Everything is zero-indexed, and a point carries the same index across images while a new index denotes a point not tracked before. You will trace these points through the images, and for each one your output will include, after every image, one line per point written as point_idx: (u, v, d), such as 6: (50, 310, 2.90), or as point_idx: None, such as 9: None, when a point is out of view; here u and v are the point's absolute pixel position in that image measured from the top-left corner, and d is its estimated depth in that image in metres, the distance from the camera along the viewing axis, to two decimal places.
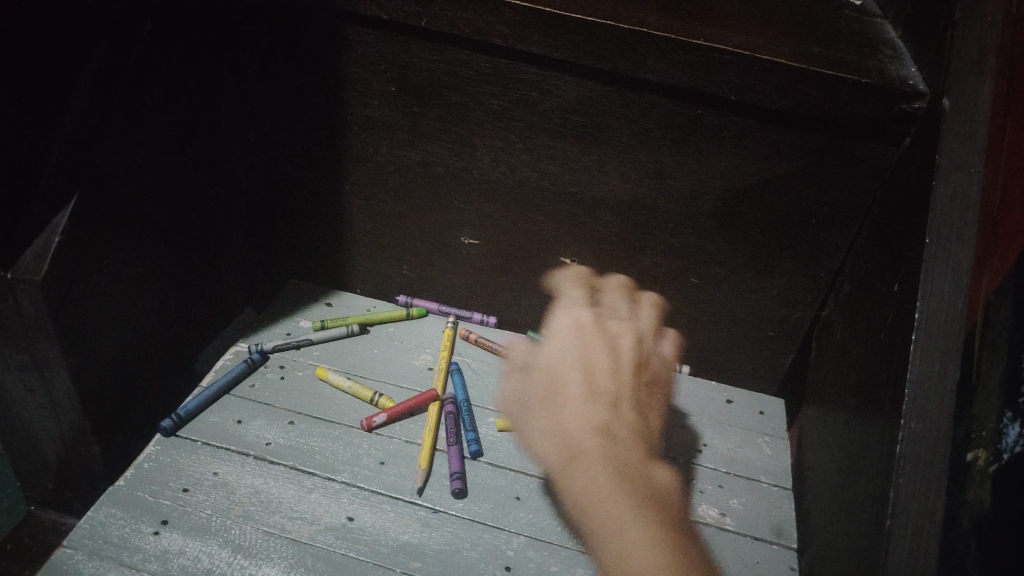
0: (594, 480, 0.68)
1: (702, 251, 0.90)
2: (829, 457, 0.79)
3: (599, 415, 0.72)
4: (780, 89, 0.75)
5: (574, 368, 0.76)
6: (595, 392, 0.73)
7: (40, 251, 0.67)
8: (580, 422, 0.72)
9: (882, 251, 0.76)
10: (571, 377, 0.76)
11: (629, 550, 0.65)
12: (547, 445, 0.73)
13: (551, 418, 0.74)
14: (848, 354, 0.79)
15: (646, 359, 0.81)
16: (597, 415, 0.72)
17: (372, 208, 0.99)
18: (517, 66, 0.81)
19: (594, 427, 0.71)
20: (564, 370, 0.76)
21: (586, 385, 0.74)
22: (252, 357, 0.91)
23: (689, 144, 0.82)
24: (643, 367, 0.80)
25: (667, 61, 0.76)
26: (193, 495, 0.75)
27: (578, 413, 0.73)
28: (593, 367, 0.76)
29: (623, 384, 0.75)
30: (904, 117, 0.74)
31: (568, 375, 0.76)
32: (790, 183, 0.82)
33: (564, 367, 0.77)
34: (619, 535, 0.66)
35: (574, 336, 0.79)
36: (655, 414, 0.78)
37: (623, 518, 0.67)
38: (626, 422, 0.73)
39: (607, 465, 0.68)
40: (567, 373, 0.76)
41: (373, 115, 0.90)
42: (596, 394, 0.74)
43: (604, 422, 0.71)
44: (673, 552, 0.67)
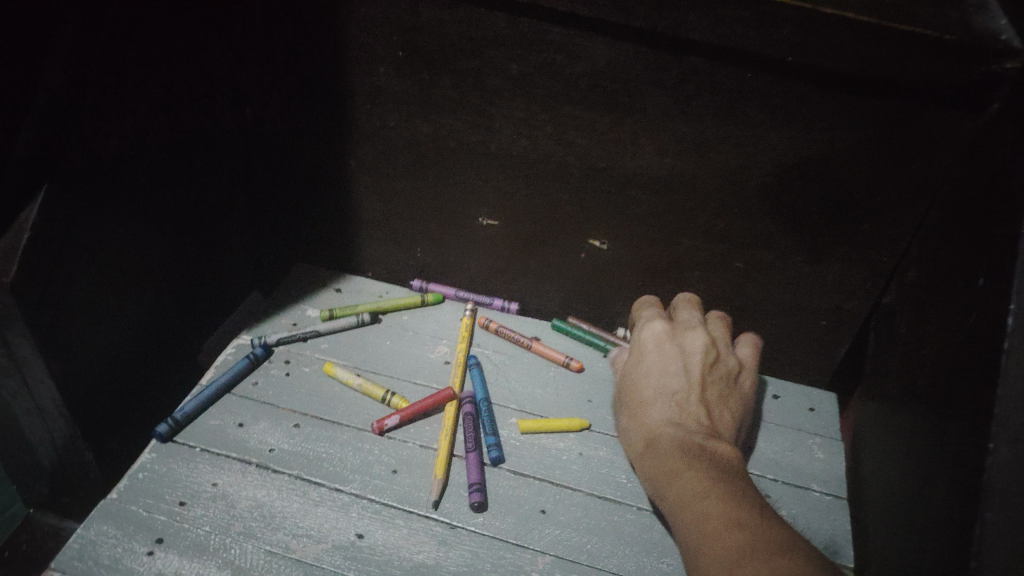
0: (662, 455, 0.68)
1: (747, 233, 0.81)
2: (892, 468, 0.70)
3: (666, 412, 0.72)
4: (847, 49, 0.64)
5: (648, 374, 0.77)
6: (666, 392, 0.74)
7: (8, 249, 0.60)
8: (653, 420, 0.72)
9: (958, 238, 0.66)
10: (645, 385, 0.76)
11: (686, 498, 0.62)
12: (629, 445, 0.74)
13: (628, 423, 0.75)
14: (915, 353, 0.70)
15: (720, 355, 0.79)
16: (665, 411, 0.72)
17: (381, 187, 0.91)
18: (539, 25, 0.71)
19: (662, 422, 0.71)
20: (639, 379, 0.77)
21: (658, 389, 0.75)
22: (255, 352, 0.85)
23: (737, 113, 0.72)
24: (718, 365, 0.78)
25: (713, 18, 0.65)
26: (190, 510, 0.69)
27: (649, 412, 0.73)
28: (667, 372, 0.76)
29: (695, 380, 0.75)
30: (994, 79, 0.63)
31: (642, 382, 0.77)
32: (851, 157, 0.72)
33: (640, 375, 0.78)
34: (677, 489, 0.64)
35: (649, 342, 0.80)
36: (732, 412, 0.75)
37: (685, 475, 0.64)
38: (695, 414, 0.72)
39: (673, 446, 0.68)
40: (641, 380, 0.77)
41: (379, 84, 0.81)
42: (664, 397, 0.74)
43: (672, 415, 0.71)
44: (725, 488, 0.61)
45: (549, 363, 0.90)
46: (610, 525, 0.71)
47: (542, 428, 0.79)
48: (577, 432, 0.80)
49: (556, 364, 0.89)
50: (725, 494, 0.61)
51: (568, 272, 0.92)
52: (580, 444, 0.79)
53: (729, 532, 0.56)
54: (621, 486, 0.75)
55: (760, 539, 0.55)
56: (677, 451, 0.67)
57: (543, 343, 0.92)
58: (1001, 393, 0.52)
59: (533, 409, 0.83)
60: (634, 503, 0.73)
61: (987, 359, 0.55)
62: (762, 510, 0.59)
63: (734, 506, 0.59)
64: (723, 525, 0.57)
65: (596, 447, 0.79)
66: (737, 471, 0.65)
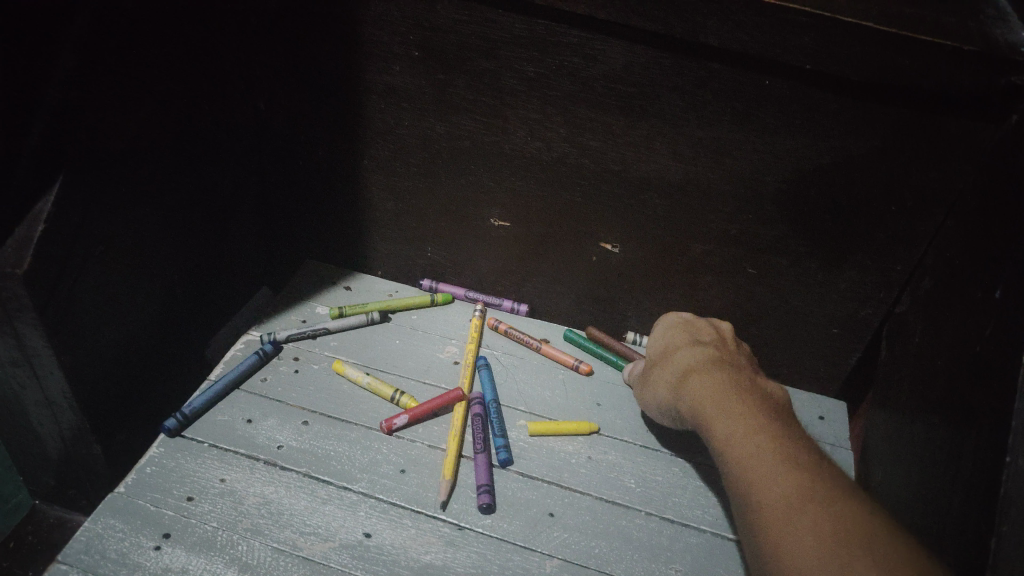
0: (706, 382, 0.68)
1: (760, 239, 0.81)
2: (903, 480, 0.70)
3: (705, 356, 0.73)
4: (867, 57, 0.64)
5: (679, 340, 0.79)
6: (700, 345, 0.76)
7: (23, 241, 0.60)
8: (688, 361, 0.73)
9: (974, 248, 0.65)
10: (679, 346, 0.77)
11: (737, 424, 0.61)
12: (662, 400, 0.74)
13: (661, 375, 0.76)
14: (927, 363, 0.70)
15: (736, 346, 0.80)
16: (701, 355, 0.74)
17: (393, 185, 0.91)
18: (557, 28, 0.71)
19: (701, 363, 0.72)
20: (670, 342, 0.79)
21: (692, 345, 0.76)
22: (264, 349, 0.85)
23: (753, 119, 0.72)
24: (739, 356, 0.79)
25: (732, 22, 0.65)
26: (198, 505, 0.69)
27: (685, 360, 0.74)
28: (699, 338, 0.78)
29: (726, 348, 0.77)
30: (1012, 89, 0.62)
31: (674, 346, 0.78)
32: (868, 165, 0.72)
33: (671, 338, 0.80)
34: (730, 412, 0.63)
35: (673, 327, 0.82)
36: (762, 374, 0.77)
37: (737, 403, 0.64)
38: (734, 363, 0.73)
39: (718, 380, 0.68)
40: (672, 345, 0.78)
41: (394, 83, 0.80)
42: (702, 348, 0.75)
43: (709, 357, 0.73)
44: (776, 426, 0.61)
45: (558, 366, 0.90)
46: (618, 530, 0.70)
47: (552, 431, 0.79)
48: (586, 436, 0.80)
49: (565, 367, 0.89)
50: (774, 432, 0.60)
51: (579, 274, 0.92)
52: (588, 448, 0.79)
53: (781, 457, 0.57)
54: (630, 490, 0.74)
55: (814, 478, 0.54)
56: (723, 384, 0.67)
57: (553, 345, 0.92)
58: (1021, 406, 0.52)
59: (542, 411, 0.82)
60: (643, 507, 0.73)
61: (1004, 371, 0.55)
62: (809, 444, 0.59)
63: (785, 442, 0.59)
64: (775, 458, 0.57)
65: (604, 451, 0.78)
66: (784, 412, 0.65)
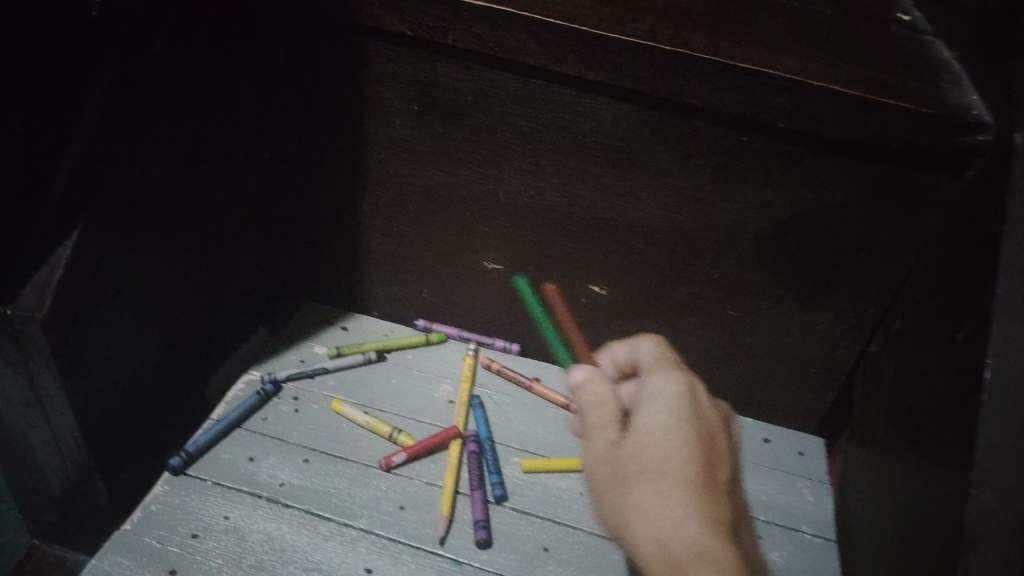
0: (683, 521, 0.56)
1: (741, 282, 0.86)
2: (879, 513, 0.74)
3: (692, 455, 0.59)
4: (836, 117, 0.69)
5: (660, 405, 0.63)
6: (705, 478, 0.59)
7: (42, 284, 0.64)
8: (699, 517, 0.56)
9: (938, 294, 0.70)
10: (654, 418, 0.62)
11: None
12: (611, 491, 0.61)
13: (653, 506, 0.58)
14: (898, 401, 0.74)
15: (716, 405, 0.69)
16: (684, 451, 0.59)
17: (391, 230, 0.94)
18: (550, 87, 0.76)
19: (683, 472, 0.59)
20: (670, 445, 0.60)
21: (674, 423, 0.61)
22: (265, 389, 0.88)
23: (732, 171, 0.77)
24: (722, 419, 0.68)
25: (713, 85, 0.70)
26: (203, 542, 0.71)
27: (653, 450, 0.59)
28: (704, 457, 0.60)
29: (714, 428, 0.64)
30: (968, 149, 0.67)
31: (650, 415, 0.62)
32: (841, 214, 0.77)
33: (672, 439, 0.60)
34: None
35: (654, 378, 0.67)
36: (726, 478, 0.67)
37: (721, 559, 0.55)
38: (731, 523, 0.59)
39: (700, 518, 0.56)
40: (644, 411, 0.63)
41: (394, 134, 0.85)
42: (686, 432, 0.61)
43: (716, 509, 0.58)
44: None
45: (549, 404, 0.93)
46: (611, 563, 0.73)
47: (545, 467, 0.82)
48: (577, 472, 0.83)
49: (556, 405, 0.92)
50: None
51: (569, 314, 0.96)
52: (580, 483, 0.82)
53: None
54: None
55: None
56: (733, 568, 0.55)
57: (544, 384, 0.95)
58: (982, 442, 0.56)
59: (535, 448, 0.86)
60: None
61: (968, 413, 0.58)
62: None
63: None
64: None
65: None
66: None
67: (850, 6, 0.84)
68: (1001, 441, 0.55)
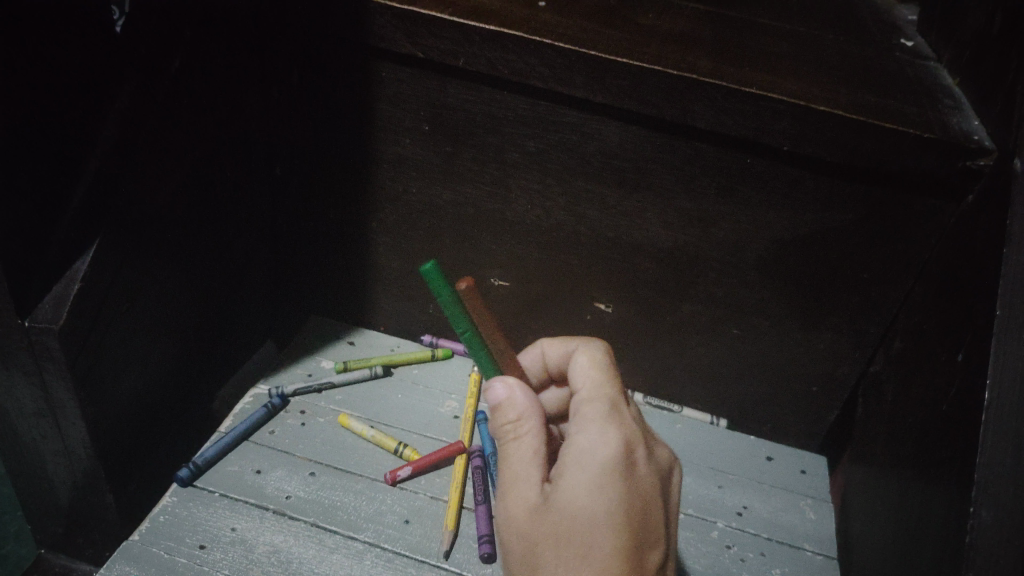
0: None
1: (744, 302, 0.87)
2: (881, 531, 0.75)
3: (613, 546, 0.52)
4: (838, 140, 0.70)
5: (585, 476, 0.54)
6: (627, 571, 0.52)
7: (59, 297, 0.66)
8: None
9: (938, 315, 0.71)
10: (577, 496, 0.54)
11: None
12: (522, 559, 0.56)
13: None
14: (899, 421, 0.75)
15: (659, 451, 0.60)
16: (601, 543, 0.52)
17: (399, 247, 0.96)
18: (558, 109, 0.77)
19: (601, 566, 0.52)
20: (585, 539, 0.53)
21: (599, 504, 0.53)
22: (273, 402, 0.89)
23: (736, 193, 0.78)
24: (662, 471, 0.59)
25: (717, 108, 0.71)
26: (210, 553, 0.72)
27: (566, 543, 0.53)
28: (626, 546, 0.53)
29: (648, 489, 0.55)
30: (967, 173, 0.68)
31: (571, 490, 0.54)
32: (843, 236, 0.78)
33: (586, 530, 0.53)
34: None
35: (585, 431, 0.57)
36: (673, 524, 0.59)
37: None
38: None
39: None
40: (564, 479, 0.55)
41: (404, 153, 0.86)
42: (611, 515, 0.53)
43: None
44: None
45: None
46: None
47: None
48: None
49: None
50: None
51: (573, 331, 0.97)
52: None
53: None
54: None
55: None
56: None
57: None
58: (982, 462, 0.56)
59: None
60: None
61: (967, 433, 0.59)
62: None
63: None
64: None
65: None
66: None
67: (853, 33, 0.86)
68: (1001, 460, 0.56)
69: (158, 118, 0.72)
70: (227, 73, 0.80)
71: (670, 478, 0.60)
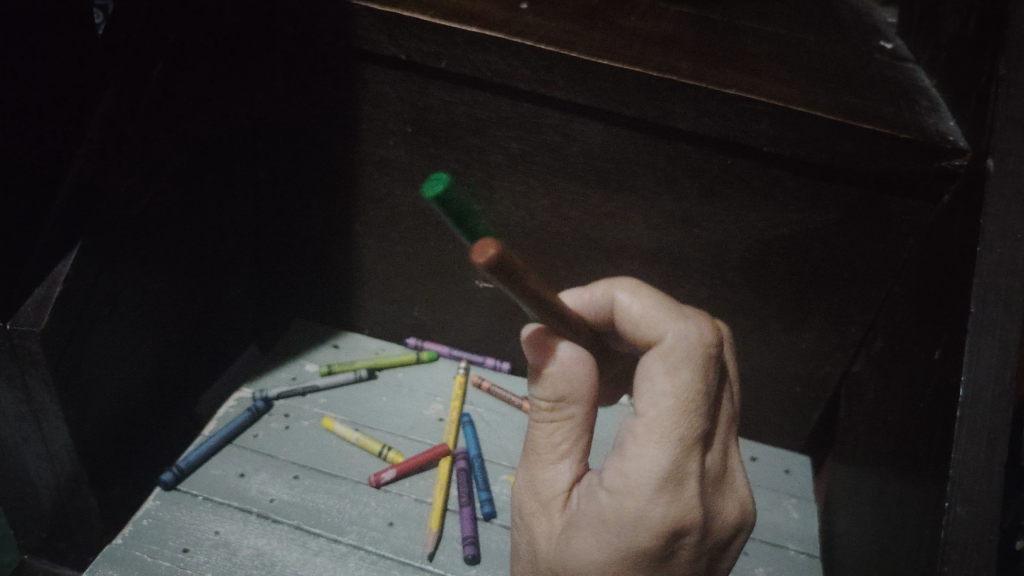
0: None
1: (727, 303, 0.88)
2: (861, 528, 0.76)
3: None
4: (817, 141, 0.71)
5: (603, 538, 0.48)
6: None
7: (42, 300, 0.67)
8: None
9: (915, 315, 0.72)
10: (585, 550, 0.49)
11: None
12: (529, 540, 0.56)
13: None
14: (879, 420, 0.76)
15: (719, 507, 0.50)
16: None
17: (384, 249, 0.96)
18: (541, 110, 0.78)
19: None
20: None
21: (602, 569, 0.49)
22: (256, 406, 0.89)
23: (718, 194, 0.79)
24: (714, 533, 0.50)
25: (698, 110, 0.72)
26: (194, 557, 0.73)
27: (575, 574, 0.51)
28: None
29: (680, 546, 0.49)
30: (943, 174, 0.69)
31: (585, 546, 0.49)
32: (824, 236, 0.79)
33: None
34: None
35: (620, 498, 0.47)
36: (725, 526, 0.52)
37: None
38: None
39: None
40: (582, 531, 0.49)
41: (388, 155, 0.86)
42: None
43: None
44: None
45: None
46: None
47: None
48: None
49: None
50: None
51: None
52: None
53: None
54: None
55: None
56: None
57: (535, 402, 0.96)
58: (957, 457, 0.57)
59: None
60: None
61: (942, 429, 0.60)
62: None
63: None
64: None
65: None
66: None
67: (834, 35, 0.86)
68: (974, 455, 0.57)
69: (139, 121, 0.73)
70: (210, 75, 0.80)
71: (727, 530, 0.51)
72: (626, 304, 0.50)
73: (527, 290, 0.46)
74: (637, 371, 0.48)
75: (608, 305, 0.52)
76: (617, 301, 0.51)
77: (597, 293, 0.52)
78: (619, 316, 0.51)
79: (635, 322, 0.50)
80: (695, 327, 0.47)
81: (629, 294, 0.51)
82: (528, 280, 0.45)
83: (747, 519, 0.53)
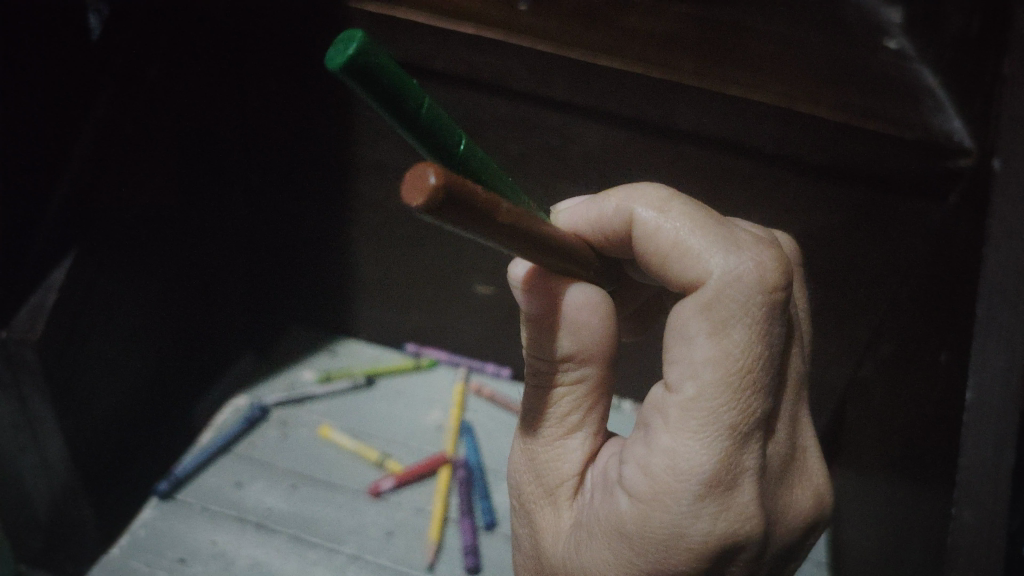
0: None
1: None
2: (869, 532, 0.75)
3: None
4: (819, 142, 0.70)
5: (635, 545, 0.46)
6: None
7: (37, 308, 0.67)
8: None
9: (922, 318, 0.71)
10: (600, 563, 0.48)
11: None
12: (531, 539, 0.54)
13: None
14: (886, 425, 0.75)
15: (779, 504, 0.48)
16: None
17: (381, 254, 0.94)
18: (539, 113, 0.77)
19: None
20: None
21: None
22: (252, 414, 0.91)
23: (720, 196, 0.78)
24: (774, 536, 0.48)
25: (699, 111, 0.71)
26: (189, 566, 0.77)
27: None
28: None
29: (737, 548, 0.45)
30: (948, 175, 0.68)
31: (606, 551, 0.48)
32: (829, 236, 0.78)
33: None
34: None
35: (655, 500, 0.44)
36: (790, 520, 0.49)
37: None
38: None
39: None
40: (608, 533, 0.47)
41: (384, 159, 0.85)
42: None
43: None
44: None
45: None
46: None
47: None
48: None
49: None
50: None
51: None
52: None
53: None
54: None
55: None
56: None
57: None
58: (965, 464, 0.56)
59: None
60: None
61: (949, 434, 0.59)
62: None
63: None
64: None
65: None
66: None
67: (838, 34, 0.85)
68: (981, 461, 0.56)
69: (136, 130, 0.73)
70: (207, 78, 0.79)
71: (792, 528, 0.49)
72: (651, 221, 0.48)
73: (492, 225, 0.39)
74: (671, 326, 0.45)
75: (625, 220, 0.49)
76: (635, 216, 0.48)
77: (610, 205, 0.50)
78: (636, 229, 0.49)
79: (661, 239, 0.47)
80: (751, 262, 0.44)
81: (653, 209, 0.48)
82: (494, 209, 0.38)
83: (820, 515, 0.51)
